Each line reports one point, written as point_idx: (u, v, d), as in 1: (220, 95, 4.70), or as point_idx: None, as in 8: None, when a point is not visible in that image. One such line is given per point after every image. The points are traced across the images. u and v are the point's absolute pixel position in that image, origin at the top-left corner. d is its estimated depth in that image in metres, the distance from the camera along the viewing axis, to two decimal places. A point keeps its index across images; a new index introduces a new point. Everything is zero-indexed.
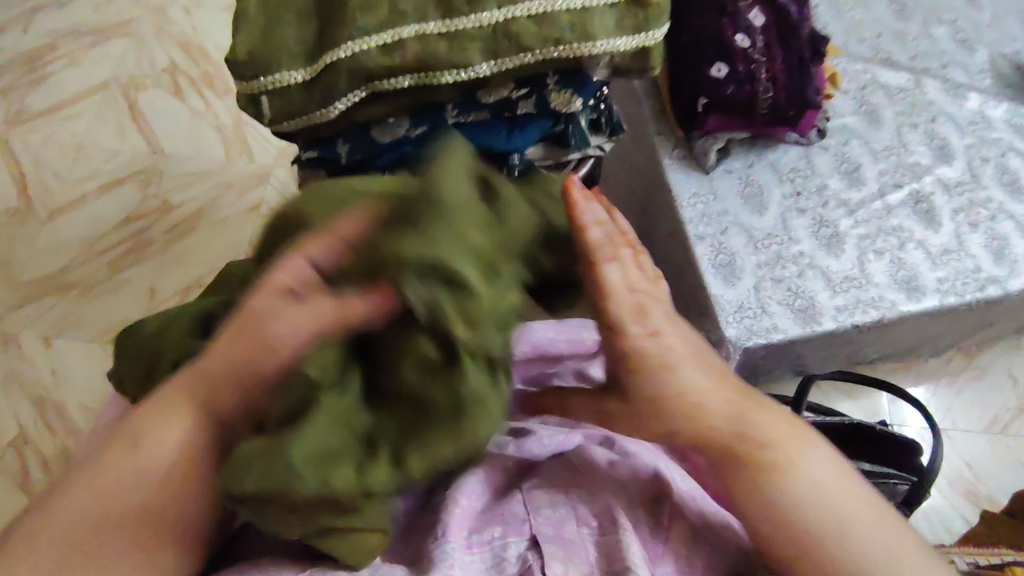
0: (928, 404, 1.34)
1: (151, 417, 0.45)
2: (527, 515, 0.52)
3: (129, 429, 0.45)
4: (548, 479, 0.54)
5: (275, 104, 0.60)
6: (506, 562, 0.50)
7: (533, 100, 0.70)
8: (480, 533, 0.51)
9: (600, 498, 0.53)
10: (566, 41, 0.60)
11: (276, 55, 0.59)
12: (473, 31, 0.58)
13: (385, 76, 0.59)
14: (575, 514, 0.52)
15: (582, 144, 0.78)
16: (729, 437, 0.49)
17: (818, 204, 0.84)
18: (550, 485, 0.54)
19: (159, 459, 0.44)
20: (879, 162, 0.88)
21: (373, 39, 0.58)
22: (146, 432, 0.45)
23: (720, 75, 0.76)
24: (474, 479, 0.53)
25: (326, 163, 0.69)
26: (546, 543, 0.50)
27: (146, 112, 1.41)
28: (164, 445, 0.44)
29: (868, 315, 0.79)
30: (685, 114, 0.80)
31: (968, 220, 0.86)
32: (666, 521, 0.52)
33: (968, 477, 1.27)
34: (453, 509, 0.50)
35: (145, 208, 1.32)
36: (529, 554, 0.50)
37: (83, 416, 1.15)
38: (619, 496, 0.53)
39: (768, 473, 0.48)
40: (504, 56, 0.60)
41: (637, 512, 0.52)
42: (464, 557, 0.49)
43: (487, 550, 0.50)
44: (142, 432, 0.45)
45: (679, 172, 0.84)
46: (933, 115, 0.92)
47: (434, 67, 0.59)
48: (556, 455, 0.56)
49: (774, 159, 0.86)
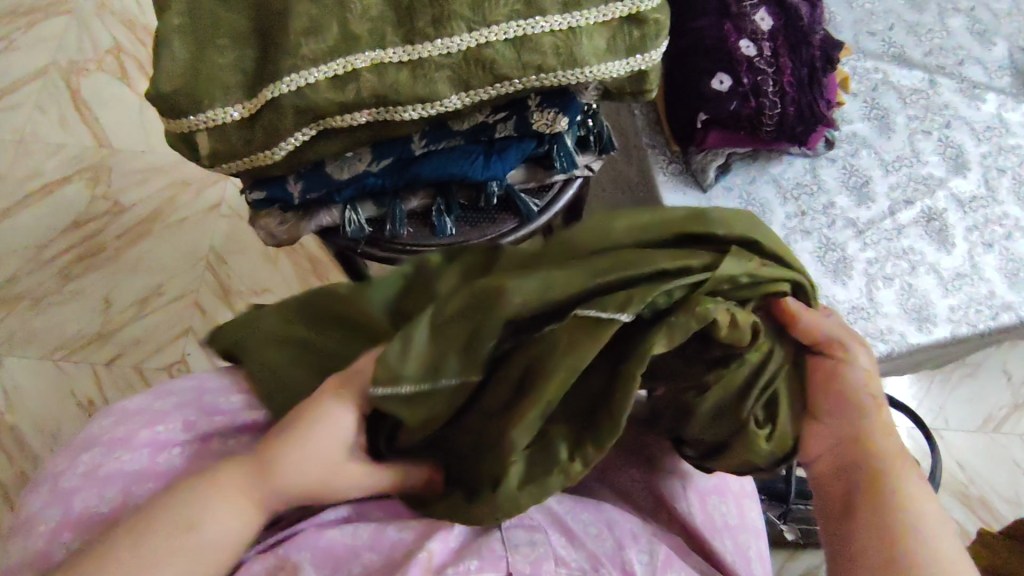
0: (919, 403, 1.26)
1: (214, 492, 0.42)
2: (504, 551, 0.48)
3: (185, 510, 0.41)
4: (525, 520, 0.51)
5: (210, 145, 0.52)
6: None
7: (512, 124, 0.61)
8: (455, 569, 0.47)
9: (579, 546, 0.51)
10: (551, 68, 0.52)
11: (209, 88, 0.50)
12: (441, 58, 0.50)
13: (339, 113, 0.51)
14: (554, 558, 0.49)
15: (569, 167, 0.68)
16: (842, 415, 0.48)
17: (824, 224, 0.78)
18: (528, 522, 0.51)
19: (221, 540, 0.41)
20: (891, 175, 0.81)
21: (323, 68, 0.49)
22: (207, 510, 0.41)
23: (723, 89, 0.68)
24: (449, 521, 0.49)
25: (277, 202, 0.61)
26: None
27: (91, 102, 1.29)
28: (235, 523, 0.42)
29: (877, 349, 0.74)
30: (682, 129, 0.72)
31: (982, 239, 0.80)
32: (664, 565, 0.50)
33: (959, 478, 1.21)
34: (420, 552, 0.47)
35: (96, 210, 1.23)
36: None
37: (36, 439, 1.08)
38: (600, 543, 0.51)
39: (862, 472, 0.46)
40: (478, 86, 0.52)
41: (624, 552, 0.51)
42: None
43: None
44: (202, 512, 0.41)
45: (674, 190, 0.77)
46: (947, 119, 0.85)
47: (396, 101, 0.51)
48: (533, 505, 0.53)
49: (777, 173, 0.79)
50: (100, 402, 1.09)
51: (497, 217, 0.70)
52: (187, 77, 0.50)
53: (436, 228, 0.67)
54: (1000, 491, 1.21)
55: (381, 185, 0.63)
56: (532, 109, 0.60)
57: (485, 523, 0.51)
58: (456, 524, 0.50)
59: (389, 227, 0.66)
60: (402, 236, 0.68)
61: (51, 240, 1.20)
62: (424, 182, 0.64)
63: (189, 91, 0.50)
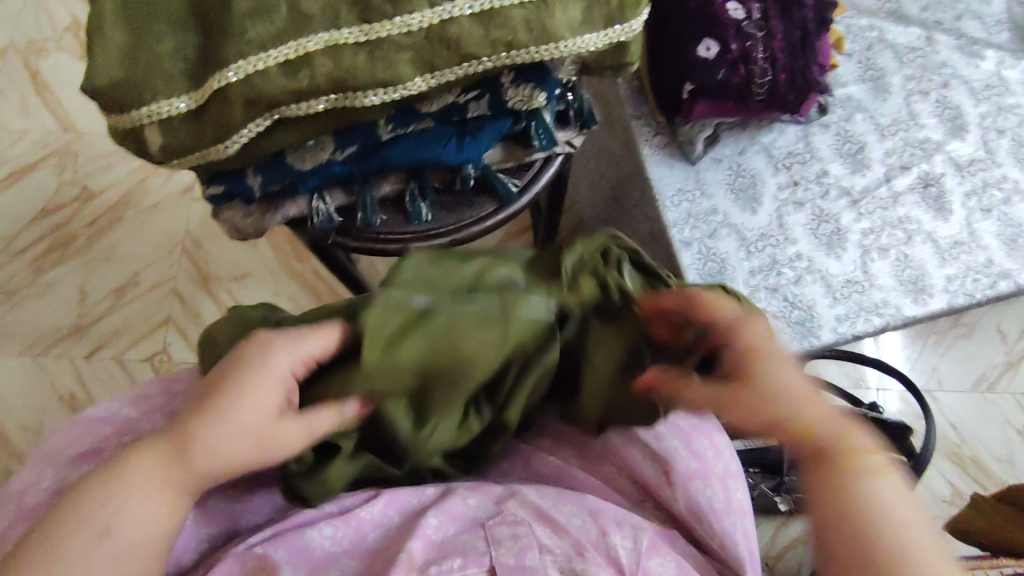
0: (911, 364, 1.25)
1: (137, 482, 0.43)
2: (486, 547, 0.48)
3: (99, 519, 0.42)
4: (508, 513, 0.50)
5: (158, 140, 0.49)
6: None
7: (485, 101, 0.57)
8: (438, 564, 0.47)
9: (564, 536, 0.50)
10: (522, 44, 0.48)
11: (148, 79, 0.47)
12: (400, 37, 0.46)
13: (293, 101, 0.47)
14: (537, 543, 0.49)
15: (548, 145, 0.65)
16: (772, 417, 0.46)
17: (817, 195, 0.75)
18: (510, 517, 0.50)
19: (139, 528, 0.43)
20: (886, 140, 0.78)
21: (274, 53, 0.46)
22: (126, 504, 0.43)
23: (710, 56, 0.64)
24: (431, 518, 0.49)
25: (237, 196, 0.58)
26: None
27: (53, 84, 1.23)
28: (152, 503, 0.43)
29: (871, 324, 0.71)
30: (668, 99, 0.68)
31: (980, 204, 0.77)
32: (645, 551, 0.49)
33: (950, 438, 1.21)
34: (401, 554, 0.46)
35: (64, 197, 1.18)
36: None
37: (19, 435, 1.05)
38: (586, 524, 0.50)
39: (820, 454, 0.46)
40: (444, 67, 0.48)
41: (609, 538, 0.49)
42: None
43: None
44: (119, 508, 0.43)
45: (661, 164, 0.73)
46: (945, 78, 0.81)
47: (355, 87, 0.47)
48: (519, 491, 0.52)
49: (768, 142, 0.75)
50: (81, 396, 1.07)
51: (474, 199, 0.67)
52: (124, 67, 0.46)
53: (411, 214, 0.64)
54: (990, 448, 1.21)
55: (348, 173, 0.59)
56: (506, 86, 0.56)
57: (468, 517, 0.50)
58: (438, 520, 0.49)
59: (360, 215, 0.62)
60: (375, 224, 0.64)
61: (19, 230, 1.16)
62: (395, 168, 0.60)
63: (127, 82, 0.46)
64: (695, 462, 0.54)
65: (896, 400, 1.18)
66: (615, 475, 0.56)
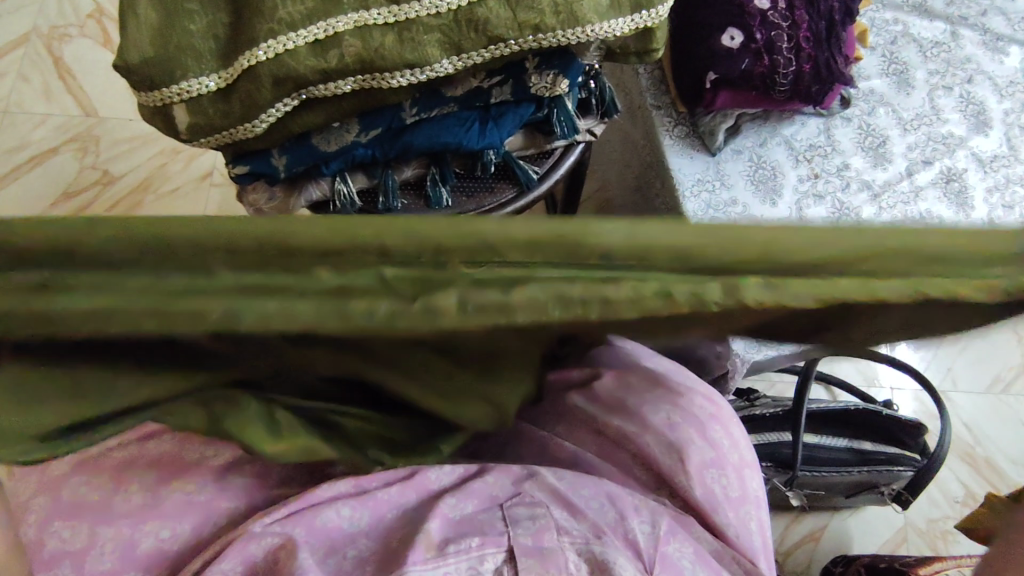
0: (927, 364, 1.24)
1: None
2: (504, 527, 0.47)
3: None
4: (527, 497, 0.50)
5: (188, 120, 0.50)
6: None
7: (509, 87, 0.57)
8: (456, 543, 0.46)
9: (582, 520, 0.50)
10: (549, 28, 0.48)
11: (178, 57, 0.47)
12: (429, 19, 0.47)
13: (321, 81, 0.48)
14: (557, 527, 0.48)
15: (569, 133, 0.64)
16: None
17: (838, 187, 0.74)
18: (528, 499, 0.50)
19: None
20: (909, 134, 0.77)
21: (303, 34, 0.46)
22: None
23: (734, 45, 0.64)
24: (449, 498, 0.48)
25: (262, 176, 0.59)
26: (524, 557, 0.45)
27: (76, 70, 1.25)
28: None
29: None
30: (690, 88, 0.68)
31: (1003, 200, 0.76)
32: (664, 538, 0.49)
33: (963, 439, 1.20)
34: (420, 534, 0.46)
35: (85, 181, 1.19)
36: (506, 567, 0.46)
37: None
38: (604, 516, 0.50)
39: None
40: (471, 50, 0.48)
41: (629, 529, 0.49)
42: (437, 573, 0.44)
43: (462, 561, 0.45)
44: None
45: (681, 154, 0.73)
46: (970, 73, 0.80)
47: (382, 68, 0.48)
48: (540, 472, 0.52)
49: (790, 134, 0.75)
50: None
51: (495, 185, 0.67)
52: (155, 45, 0.47)
53: (432, 199, 0.65)
54: (1004, 450, 1.20)
55: (370, 156, 0.60)
56: (530, 71, 0.56)
57: (486, 496, 0.50)
58: (456, 499, 0.49)
59: (382, 199, 0.63)
60: (396, 208, 0.65)
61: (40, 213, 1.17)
62: (417, 153, 0.60)
63: (159, 60, 0.47)
64: (712, 452, 0.55)
65: (912, 400, 1.17)
66: (632, 465, 0.56)
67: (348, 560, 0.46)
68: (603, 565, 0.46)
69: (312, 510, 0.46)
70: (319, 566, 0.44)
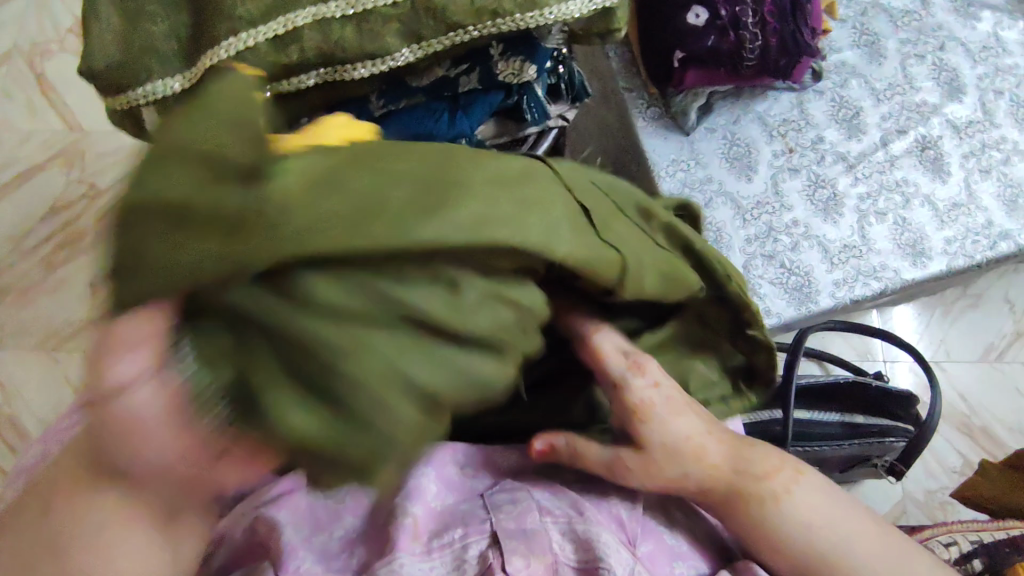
0: (918, 337, 1.22)
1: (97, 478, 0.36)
2: (487, 513, 0.45)
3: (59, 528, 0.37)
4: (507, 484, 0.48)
5: (157, 120, 0.50)
6: (467, 564, 0.43)
7: (477, 74, 0.57)
8: (440, 536, 0.45)
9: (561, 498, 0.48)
10: (507, 12, 0.49)
11: (142, 59, 0.48)
12: (386, 8, 0.47)
13: (284, 77, 0.49)
14: (538, 506, 0.46)
15: (540, 118, 0.65)
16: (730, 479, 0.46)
17: (812, 161, 0.74)
18: (510, 485, 0.48)
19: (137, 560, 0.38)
20: (881, 105, 0.77)
21: (262, 30, 0.47)
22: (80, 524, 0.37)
23: (699, 23, 0.64)
24: (432, 484, 0.47)
25: None
26: (508, 539, 0.43)
27: (59, 85, 1.25)
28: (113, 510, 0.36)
29: (870, 288, 0.71)
30: (658, 68, 0.69)
31: (979, 165, 0.76)
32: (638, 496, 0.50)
33: (957, 409, 1.18)
34: (404, 518, 0.45)
35: (72, 195, 1.20)
36: (490, 552, 0.43)
37: (38, 427, 1.08)
38: (582, 497, 0.49)
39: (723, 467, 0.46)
40: (429, 39, 0.49)
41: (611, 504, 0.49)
42: (423, 565, 0.43)
43: (447, 553, 0.44)
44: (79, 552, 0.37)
45: (655, 135, 0.73)
46: (941, 41, 0.80)
47: (344, 60, 0.49)
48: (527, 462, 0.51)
49: (763, 110, 0.75)
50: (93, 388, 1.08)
51: None
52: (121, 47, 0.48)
53: None
54: (1001, 418, 1.18)
55: None
56: (496, 58, 0.57)
57: (467, 486, 0.49)
58: (438, 488, 0.48)
59: None
60: None
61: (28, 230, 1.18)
62: None
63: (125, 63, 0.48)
64: None
65: (907, 372, 1.18)
66: None
67: (335, 543, 0.45)
68: (590, 543, 0.44)
69: (298, 498, 0.47)
70: (304, 544, 0.45)
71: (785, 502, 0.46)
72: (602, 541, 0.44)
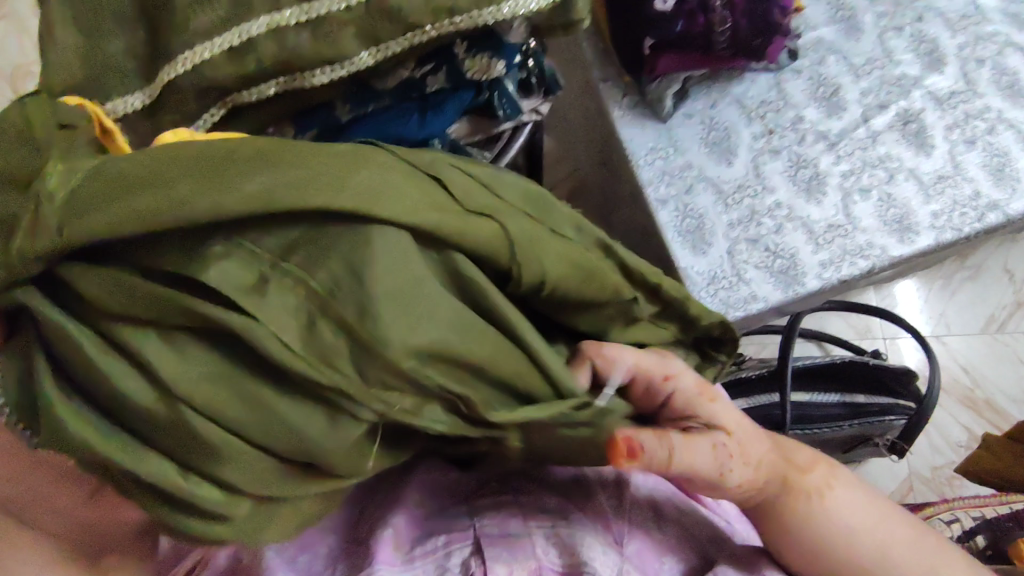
0: (918, 313, 1.20)
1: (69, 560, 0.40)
2: (470, 519, 0.45)
3: None
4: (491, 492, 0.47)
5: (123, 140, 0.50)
6: (449, 572, 0.43)
7: (443, 73, 0.57)
8: (423, 544, 0.44)
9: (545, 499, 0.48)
10: (464, 10, 0.48)
11: (102, 79, 0.48)
12: (340, 13, 0.47)
13: (243, 88, 0.48)
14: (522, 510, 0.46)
15: (512, 113, 0.64)
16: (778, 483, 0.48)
17: (793, 141, 0.74)
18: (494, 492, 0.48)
19: None
20: (862, 80, 0.76)
21: (216, 42, 0.46)
22: None
23: (667, 8, 0.63)
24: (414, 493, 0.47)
25: None
26: (490, 546, 0.43)
27: None
28: None
29: (857, 267, 0.70)
30: (630, 56, 0.68)
31: (964, 137, 0.75)
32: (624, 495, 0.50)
33: (961, 383, 1.17)
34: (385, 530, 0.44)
35: None
36: (472, 561, 0.43)
37: None
38: (567, 499, 0.48)
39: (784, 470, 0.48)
40: (387, 40, 0.49)
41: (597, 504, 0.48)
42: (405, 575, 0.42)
43: (429, 562, 0.43)
44: None
45: (632, 125, 0.73)
46: (920, 11, 0.79)
47: (302, 67, 0.48)
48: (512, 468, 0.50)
49: (740, 93, 0.75)
50: None
51: None
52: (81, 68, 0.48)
53: None
54: (1005, 390, 1.17)
55: None
56: (461, 56, 0.56)
57: (451, 491, 0.48)
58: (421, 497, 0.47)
59: None
60: None
61: None
62: None
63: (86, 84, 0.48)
64: None
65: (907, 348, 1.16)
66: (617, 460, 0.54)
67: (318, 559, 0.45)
68: (572, 547, 0.44)
69: None
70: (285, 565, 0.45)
71: (827, 499, 0.48)
72: (586, 546, 0.44)
